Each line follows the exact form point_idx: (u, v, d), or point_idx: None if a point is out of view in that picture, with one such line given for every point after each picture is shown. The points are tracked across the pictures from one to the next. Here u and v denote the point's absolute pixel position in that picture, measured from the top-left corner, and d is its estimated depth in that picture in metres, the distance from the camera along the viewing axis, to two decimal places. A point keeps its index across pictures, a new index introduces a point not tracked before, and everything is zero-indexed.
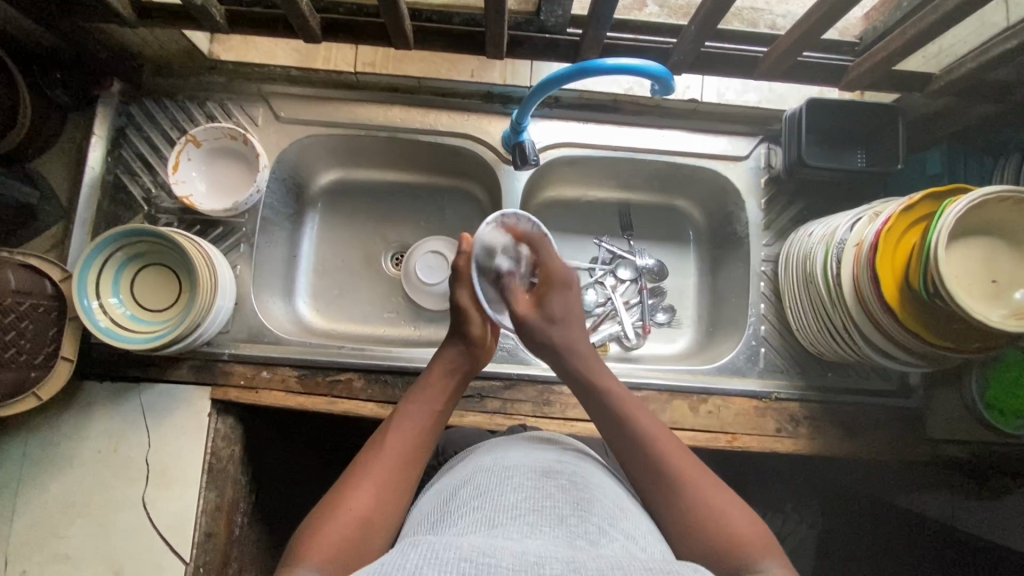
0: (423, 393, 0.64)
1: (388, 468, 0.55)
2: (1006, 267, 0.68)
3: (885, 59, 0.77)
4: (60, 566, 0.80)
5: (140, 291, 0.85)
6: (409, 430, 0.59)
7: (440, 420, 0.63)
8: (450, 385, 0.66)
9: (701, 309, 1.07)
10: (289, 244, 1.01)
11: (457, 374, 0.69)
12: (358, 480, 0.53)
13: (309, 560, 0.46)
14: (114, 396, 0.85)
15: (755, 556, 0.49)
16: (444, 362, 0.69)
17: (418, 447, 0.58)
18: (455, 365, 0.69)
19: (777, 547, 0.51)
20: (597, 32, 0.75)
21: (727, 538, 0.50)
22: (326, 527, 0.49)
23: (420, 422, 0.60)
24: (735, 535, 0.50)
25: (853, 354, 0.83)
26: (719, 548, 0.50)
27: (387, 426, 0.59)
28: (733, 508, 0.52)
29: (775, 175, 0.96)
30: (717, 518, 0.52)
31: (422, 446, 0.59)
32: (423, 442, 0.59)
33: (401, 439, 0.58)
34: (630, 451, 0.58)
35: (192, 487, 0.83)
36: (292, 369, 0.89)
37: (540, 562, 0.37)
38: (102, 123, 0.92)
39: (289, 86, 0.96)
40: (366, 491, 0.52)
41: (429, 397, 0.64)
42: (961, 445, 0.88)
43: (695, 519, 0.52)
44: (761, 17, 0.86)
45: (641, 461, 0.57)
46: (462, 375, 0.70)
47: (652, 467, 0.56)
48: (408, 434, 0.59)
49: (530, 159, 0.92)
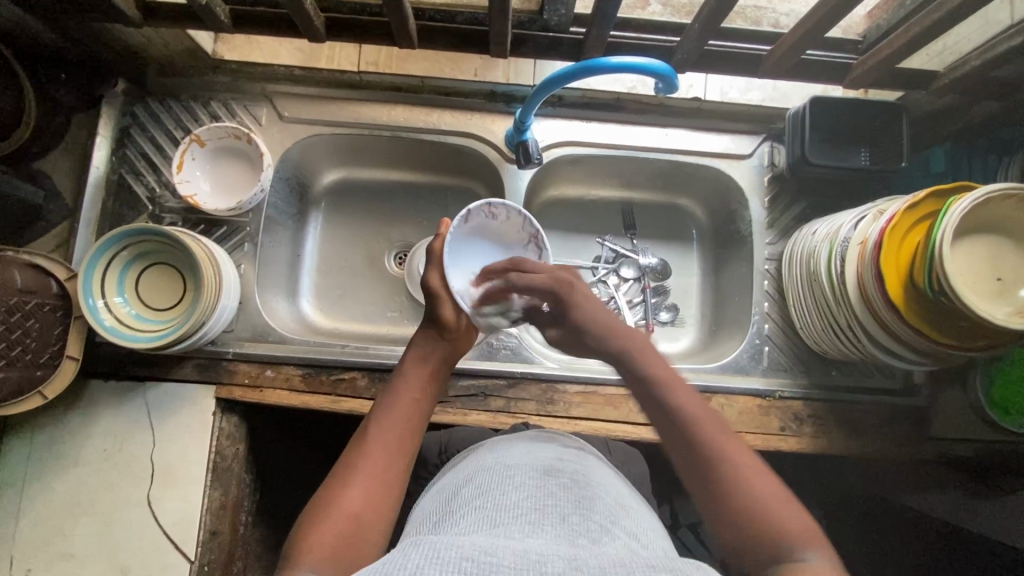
0: (398, 384, 0.62)
1: (377, 462, 0.55)
2: (1010, 264, 0.68)
3: (889, 56, 0.77)
4: (65, 564, 0.80)
5: (144, 290, 0.86)
6: (386, 425, 0.57)
7: (425, 406, 0.62)
8: (429, 370, 0.65)
9: (704, 308, 1.07)
10: (292, 243, 1.02)
11: (432, 361, 0.66)
12: (347, 478, 0.53)
13: (305, 558, 0.47)
14: (119, 395, 0.85)
15: (799, 545, 0.46)
16: (417, 351, 0.66)
17: (398, 441, 0.57)
18: (432, 350, 0.67)
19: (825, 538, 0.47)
20: (600, 30, 0.75)
21: (771, 524, 0.47)
22: (320, 524, 0.49)
23: (398, 415, 0.59)
24: (778, 522, 0.47)
25: (856, 352, 0.83)
26: (761, 532, 0.47)
27: (367, 423, 0.58)
28: (780, 499, 0.49)
29: (779, 173, 0.96)
30: (761, 506, 0.48)
31: (409, 436, 0.58)
32: (402, 436, 0.57)
33: (384, 431, 0.57)
34: (674, 432, 0.55)
35: (196, 486, 0.83)
36: (296, 368, 0.89)
37: (541, 560, 0.37)
38: (106, 123, 0.92)
39: (293, 85, 0.96)
40: (355, 489, 0.52)
41: (402, 389, 0.62)
42: (966, 444, 0.88)
43: (736, 503, 0.49)
44: (764, 16, 0.86)
45: (682, 441, 0.54)
46: (443, 359, 0.67)
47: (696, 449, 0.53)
48: (393, 425, 0.58)
49: (533, 156, 0.91)
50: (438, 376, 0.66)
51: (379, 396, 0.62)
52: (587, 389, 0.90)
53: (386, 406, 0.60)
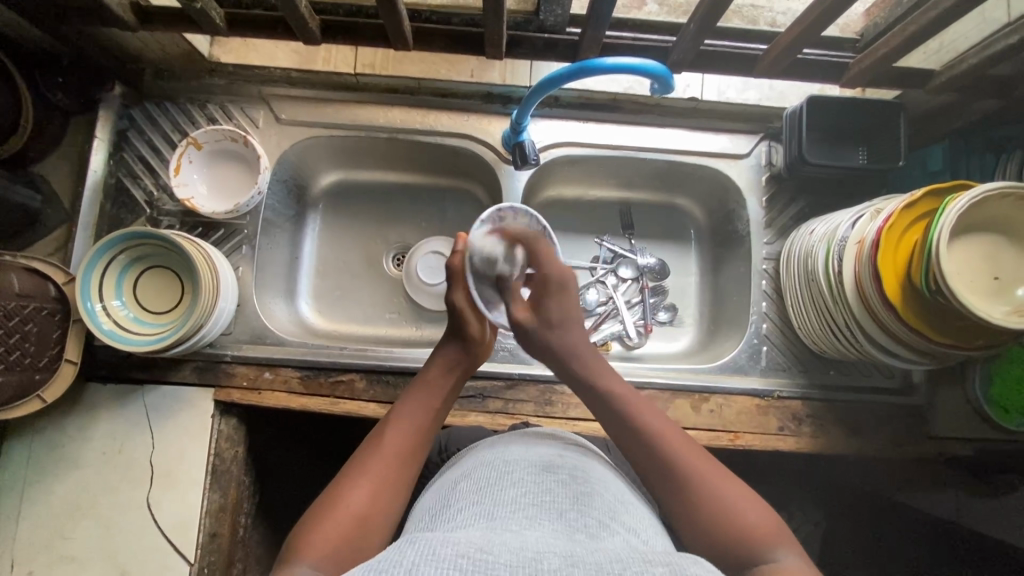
0: (421, 390, 0.63)
1: (387, 466, 0.54)
2: (1009, 261, 0.68)
3: (885, 56, 0.77)
4: (66, 567, 0.80)
5: (143, 292, 0.86)
6: (403, 429, 0.58)
7: (439, 417, 0.62)
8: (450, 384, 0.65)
9: (703, 307, 1.07)
10: (290, 245, 1.02)
11: (456, 370, 0.67)
12: (355, 478, 0.53)
13: (309, 555, 0.47)
14: (119, 398, 0.85)
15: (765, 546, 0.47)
16: (443, 360, 0.67)
17: (415, 447, 0.57)
18: (454, 364, 0.67)
19: (790, 536, 0.49)
20: (596, 30, 0.75)
21: (737, 527, 0.49)
22: (324, 524, 0.49)
23: (418, 421, 0.59)
24: (744, 524, 0.49)
25: (855, 351, 0.83)
26: (727, 536, 0.49)
27: (382, 424, 0.59)
28: (739, 495, 0.51)
29: (776, 173, 0.96)
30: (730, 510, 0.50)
31: (426, 440, 0.59)
32: (421, 443, 0.58)
33: (399, 437, 0.57)
34: (635, 442, 0.57)
35: (196, 489, 0.83)
36: (294, 371, 0.89)
37: (538, 557, 0.37)
38: (103, 125, 0.91)
39: (290, 88, 0.96)
40: (363, 489, 0.52)
41: (425, 395, 0.62)
42: (964, 443, 0.88)
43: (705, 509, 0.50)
44: (761, 15, 0.86)
45: (645, 452, 0.56)
46: (463, 374, 0.68)
47: (660, 458, 0.54)
48: (406, 432, 0.58)
49: (530, 157, 0.91)
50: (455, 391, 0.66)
51: (396, 400, 0.62)
52: None
53: (402, 412, 0.60)
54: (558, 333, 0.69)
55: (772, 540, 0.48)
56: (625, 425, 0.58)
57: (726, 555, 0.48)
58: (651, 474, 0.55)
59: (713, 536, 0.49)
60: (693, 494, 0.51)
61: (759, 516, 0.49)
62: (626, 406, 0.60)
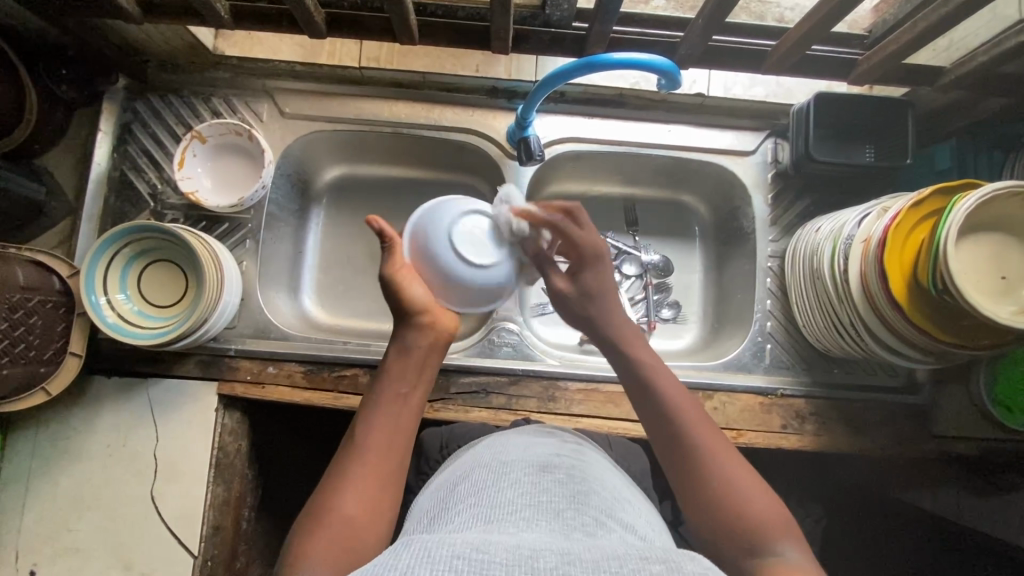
0: (384, 378, 0.62)
1: (371, 463, 0.55)
2: (1016, 260, 0.67)
3: (896, 52, 0.76)
4: (70, 559, 0.81)
5: (147, 286, 0.86)
6: (378, 426, 0.58)
7: (412, 401, 0.61)
8: (410, 364, 0.63)
9: (707, 303, 1.06)
10: (293, 240, 1.02)
11: (415, 353, 0.64)
12: (342, 479, 0.53)
13: (303, 561, 0.47)
14: (123, 391, 0.86)
15: (773, 540, 0.48)
16: (396, 348, 0.65)
17: (392, 442, 0.57)
18: (411, 344, 0.65)
19: (800, 534, 0.50)
20: (604, 25, 0.75)
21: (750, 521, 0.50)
22: (317, 530, 0.49)
23: (389, 412, 0.59)
24: (758, 520, 0.50)
25: (859, 350, 0.82)
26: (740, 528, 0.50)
27: (358, 421, 0.59)
28: (755, 492, 0.52)
29: (782, 171, 0.96)
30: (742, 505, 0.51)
31: (401, 432, 0.58)
32: (397, 437, 0.58)
33: (374, 433, 0.57)
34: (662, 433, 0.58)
35: (199, 482, 0.84)
36: (298, 365, 0.89)
37: (534, 555, 0.37)
38: (107, 119, 0.92)
39: (294, 81, 0.96)
40: (350, 488, 0.52)
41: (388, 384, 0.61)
42: (968, 442, 0.87)
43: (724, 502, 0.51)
44: (768, 10, 0.85)
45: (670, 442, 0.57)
46: (427, 353, 0.65)
47: (680, 449, 0.56)
48: (381, 423, 0.58)
49: (535, 153, 0.90)
50: (424, 367, 0.64)
51: (365, 395, 0.62)
52: (588, 386, 0.90)
53: (372, 404, 0.60)
54: (591, 305, 0.70)
55: (784, 535, 0.49)
56: (655, 417, 0.59)
57: (738, 545, 0.49)
58: (673, 462, 0.56)
59: (726, 529, 0.50)
60: (709, 482, 0.53)
61: (772, 514, 0.50)
62: (663, 395, 0.60)
